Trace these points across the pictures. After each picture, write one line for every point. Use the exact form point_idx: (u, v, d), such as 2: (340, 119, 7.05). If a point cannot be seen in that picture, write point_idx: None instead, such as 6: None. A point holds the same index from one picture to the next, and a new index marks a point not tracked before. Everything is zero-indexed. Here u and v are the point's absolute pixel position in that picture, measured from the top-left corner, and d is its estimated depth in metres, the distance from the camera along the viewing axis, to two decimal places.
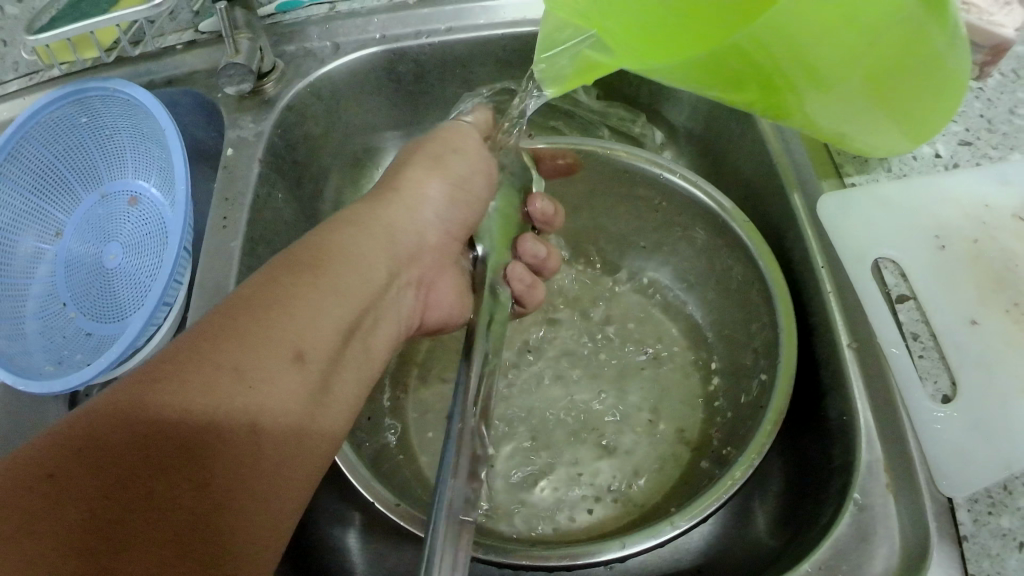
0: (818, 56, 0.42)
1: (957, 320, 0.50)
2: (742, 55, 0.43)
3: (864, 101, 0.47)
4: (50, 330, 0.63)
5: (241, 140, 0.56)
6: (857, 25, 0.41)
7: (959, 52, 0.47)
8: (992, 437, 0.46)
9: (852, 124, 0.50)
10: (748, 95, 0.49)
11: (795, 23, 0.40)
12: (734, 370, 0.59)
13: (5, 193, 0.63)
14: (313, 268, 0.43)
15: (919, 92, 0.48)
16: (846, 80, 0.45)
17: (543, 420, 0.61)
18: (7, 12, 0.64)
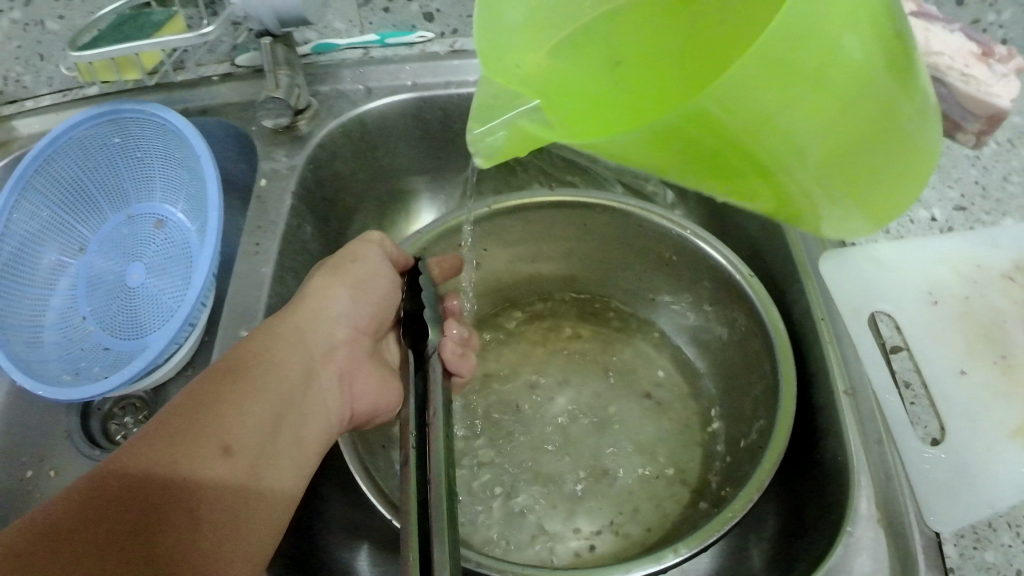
0: (780, 116, 0.39)
1: (948, 371, 0.54)
2: (697, 130, 0.39)
3: (828, 160, 0.43)
4: (67, 342, 0.64)
5: (274, 172, 0.58)
6: (813, 80, 0.38)
7: (915, 118, 0.45)
8: (976, 476, 0.50)
9: (823, 187, 0.46)
10: (719, 176, 0.45)
11: (749, 88, 0.37)
12: (735, 416, 0.60)
13: (32, 206, 0.66)
14: (244, 372, 0.45)
15: (889, 155, 0.45)
16: (812, 133, 0.41)
17: (546, 453, 0.61)
18: (48, 27, 0.67)
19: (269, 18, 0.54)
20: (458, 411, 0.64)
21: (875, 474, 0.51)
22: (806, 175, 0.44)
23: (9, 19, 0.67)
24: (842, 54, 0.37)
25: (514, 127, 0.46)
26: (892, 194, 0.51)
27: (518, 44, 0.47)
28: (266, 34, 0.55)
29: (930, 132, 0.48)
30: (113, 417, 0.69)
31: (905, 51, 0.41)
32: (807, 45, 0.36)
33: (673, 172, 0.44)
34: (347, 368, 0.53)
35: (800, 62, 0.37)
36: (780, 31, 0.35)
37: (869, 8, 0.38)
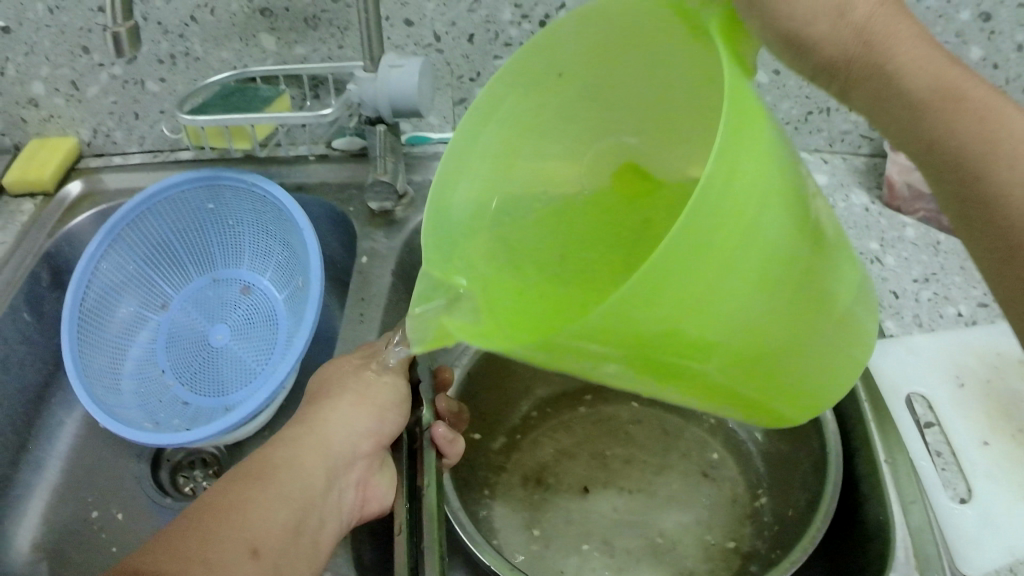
0: (714, 293, 0.36)
1: (972, 441, 0.57)
2: (622, 310, 0.34)
3: (739, 364, 0.41)
4: (145, 392, 0.67)
5: (374, 251, 0.63)
6: (763, 265, 0.37)
7: (849, 288, 0.46)
8: (1000, 531, 0.53)
9: (736, 379, 0.42)
10: (663, 370, 0.39)
11: (677, 259, 0.34)
12: (783, 487, 0.62)
13: (121, 257, 0.69)
14: (258, 479, 0.46)
15: (824, 338, 0.44)
16: (727, 326, 0.38)
17: (603, 515, 0.63)
18: (149, 89, 0.72)
19: (385, 106, 0.59)
20: (517, 477, 0.66)
21: (912, 528, 0.54)
22: (716, 370, 0.40)
23: (109, 74, 0.71)
24: (765, 237, 0.37)
25: (436, 320, 0.44)
26: (836, 364, 0.47)
27: (465, 224, 0.52)
28: (380, 121, 0.61)
29: (858, 309, 0.47)
30: (182, 470, 0.72)
31: (831, 250, 0.43)
32: (755, 239, 0.36)
33: (618, 370, 0.40)
34: (364, 476, 0.52)
35: (747, 249, 0.36)
36: (724, 211, 0.34)
37: (789, 208, 0.38)
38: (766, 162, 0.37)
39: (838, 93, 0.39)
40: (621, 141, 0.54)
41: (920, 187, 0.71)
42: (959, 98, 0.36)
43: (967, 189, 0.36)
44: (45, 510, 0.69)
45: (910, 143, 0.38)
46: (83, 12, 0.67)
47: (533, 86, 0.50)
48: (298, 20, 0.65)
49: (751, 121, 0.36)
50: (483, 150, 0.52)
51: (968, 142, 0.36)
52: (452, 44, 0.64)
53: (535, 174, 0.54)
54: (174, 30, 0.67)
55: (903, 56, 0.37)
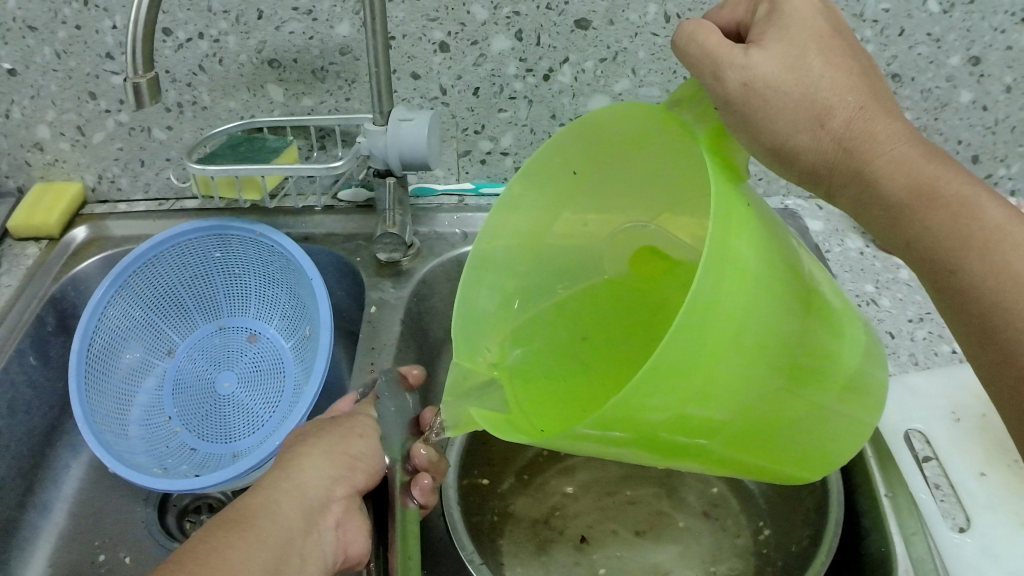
0: (712, 384, 0.37)
1: (969, 473, 0.58)
2: (624, 408, 0.36)
3: (743, 438, 0.42)
4: (152, 438, 0.67)
5: (382, 300, 0.64)
6: (760, 352, 0.38)
7: (862, 357, 0.46)
8: (1000, 558, 0.53)
9: (742, 451, 0.43)
10: (670, 449, 0.41)
11: (672, 358, 0.35)
12: (786, 525, 0.63)
13: (127, 303, 0.69)
14: (236, 526, 0.44)
15: (836, 408, 0.44)
16: (730, 409, 0.39)
17: (603, 555, 0.63)
18: (155, 136, 0.73)
19: (395, 159, 0.60)
20: (523, 518, 0.66)
21: (914, 559, 0.54)
22: (721, 446, 0.42)
23: (116, 120, 0.72)
24: (763, 329, 0.38)
25: (463, 413, 0.48)
26: (855, 434, 0.46)
27: (493, 314, 0.56)
28: (389, 173, 0.62)
29: (877, 375, 0.47)
30: (188, 514, 0.72)
31: (834, 325, 0.43)
32: (751, 328, 0.37)
33: (630, 452, 0.41)
34: (342, 518, 0.49)
35: (741, 340, 0.37)
36: (716, 310, 0.36)
37: (784, 293, 0.40)
38: (754, 252, 0.38)
39: (826, 192, 0.44)
40: (639, 225, 0.55)
41: None
42: (937, 195, 0.40)
43: (942, 277, 0.40)
44: (52, 554, 0.69)
45: (892, 237, 0.42)
46: (91, 58, 0.68)
47: (549, 183, 0.54)
48: (306, 72, 0.67)
49: (735, 216, 0.38)
50: (509, 242, 0.56)
51: (943, 236, 0.39)
52: (457, 98, 0.66)
53: (557, 262, 0.58)
54: (182, 78, 0.68)
55: (884, 162, 0.41)
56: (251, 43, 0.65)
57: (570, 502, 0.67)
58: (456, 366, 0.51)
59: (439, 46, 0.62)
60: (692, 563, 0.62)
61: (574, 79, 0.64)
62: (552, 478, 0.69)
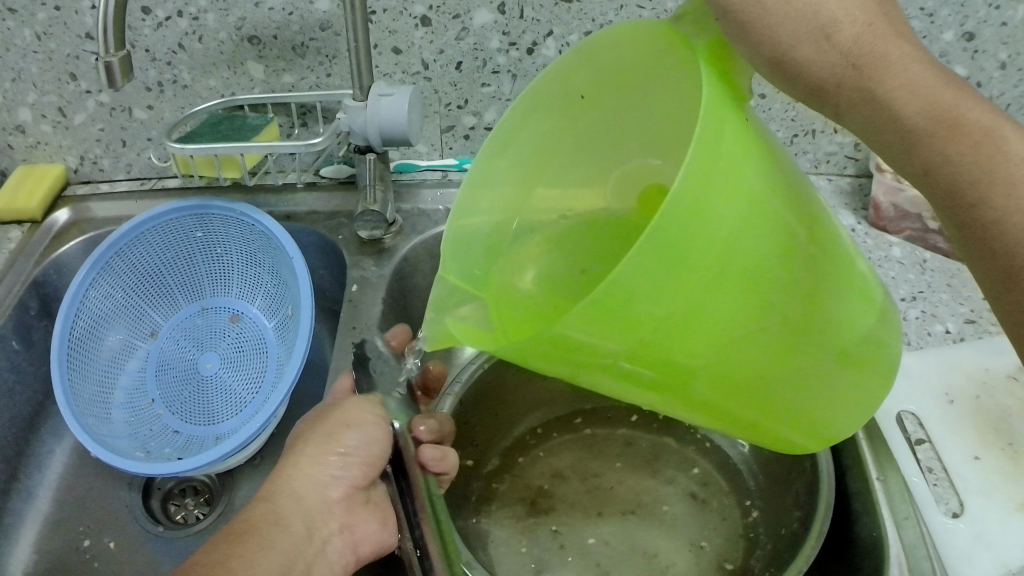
0: (688, 314, 0.35)
1: (962, 457, 0.57)
2: (588, 328, 0.34)
3: (724, 385, 0.40)
4: (135, 422, 0.67)
5: (364, 279, 0.63)
6: (746, 289, 0.36)
7: (868, 321, 0.43)
8: (992, 544, 0.52)
9: (725, 397, 0.41)
10: (642, 381, 0.39)
11: (642, 280, 0.33)
12: (775, 506, 0.62)
13: (109, 286, 0.68)
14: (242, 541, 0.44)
15: (830, 368, 0.42)
16: (709, 347, 0.37)
17: (587, 539, 0.62)
18: (136, 117, 0.72)
19: (374, 134, 0.59)
20: (508, 498, 0.65)
21: (906, 544, 0.53)
22: (701, 387, 0.40)
23: (96, 101, 0.71)
24: (747, 254, 0.35)
25: (443, 329, 0.45)
26: (843, 399, 0.45)
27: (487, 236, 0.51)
28: (370, 150, 0.61)
29: (881, 343, 0.45)
30: (173, 498, 0.71)
31: (842, 274, 0.41)
32: (738, 260, 0.35)
33: (603, 379, 0.40)
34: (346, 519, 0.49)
35: (721, 260, 0.34)
36: (696, 234, 0.33)
37: (782, 231, 0.37)
38: (751, 180, 0.35)
39: (833, 114, 0.37)
40: (644, 160, 0.50)
41: (907, 207, 0.72)
42: (957, 122, 0.35)
43: (962, 214, 0.35)
44: (38, 541, 0.68)
45: (905, 165, 0.37)
46: (71, 39, 0.67)
47: (553, 108, 0.49)
48: (287, 48, 0.66)
49: (733, 137, 0.35)
50: (510, 168, 0.51)
51: (959, 170, 0.35)
52: (440, 72, 0.65)
53: (563, 189, 0.52)
54: (162, 57, 0.67)
55: (897, 82, 0.35)
56: (231, 20, 0.64)
57: (555, 486, 0.66)
58: (441, 283, 0.48)
59: (421, 20, 0.61)
60: (681, 546, 0.61)
61: (559, 53, 0.63)
62: (539, 458, 0.68)
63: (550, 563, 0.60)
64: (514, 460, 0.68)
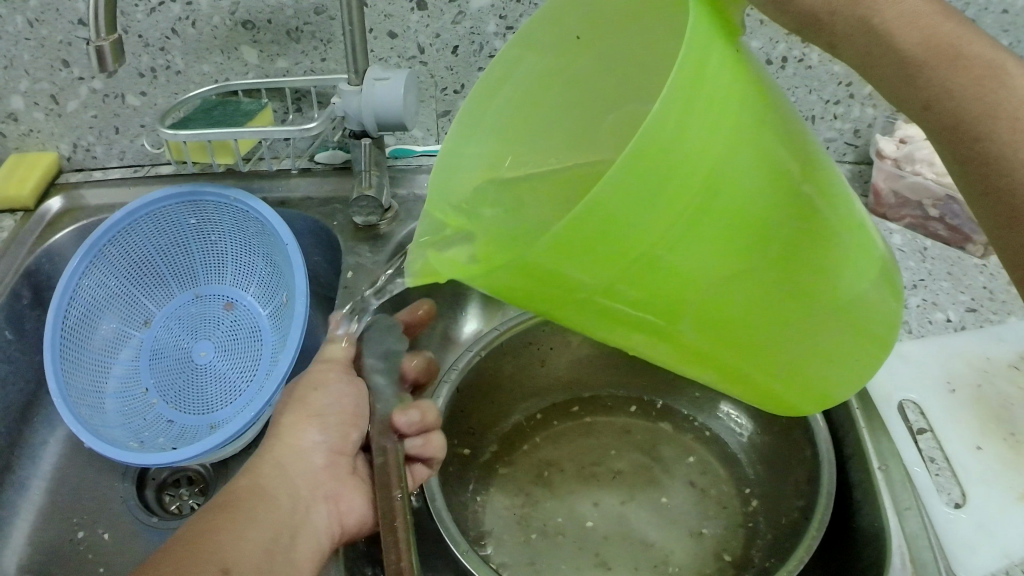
0: (666, 247, 0.34)
1: (965, 446, 0.56)
2: (563, 257, 0.34)
3: (707, 327, 0.39)
4: (129, 411, 0.66)
5: (360, 266, 0.63)
6: (728, 226, 0.35)
7: (861, 274, 0.42)
8: (994, 534, 0.51)
9: (708, 341, 0.40)
10: (621, 316, 0.38)
11: (620, 208, 0.32)
12: (775, 494, 0.61)
13: (102, 275, 0.68)
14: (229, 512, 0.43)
15: (819, 320, 0.42)
16: (690, 287, 0.37)
17: (585, 529, 0.61)
18: (129, 103, 0.71)
19: (369, 119, 0.58)
20: (505, 486, 0.65)
21: (907, 534, 0.52)
22: (682, 329, 0.39)
23: (89, 88, 0.70)
24: (730, 182, 0.34)
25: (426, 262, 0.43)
26: (830, 354, 0.44)
27: (474, 179, 0.52)
28: (365, 135, 0.60)
29: (874, 299, 0.44)
30: (167, 488, 0.71)
31: (835, 221, 0.40)
32: (720, 194, 0.34)
33: (583, 316, 0.39)
34: (336, 489, 0.49)
35: (704, 186, 0.34)
36: (679, 163, 0.32)
37: (769, 169, 0.36)
38: (739, 112, 0.35)
39: (827, 45, 0.37)
40: (640, 107, 0.49)
41: (908, 194, 0.71)
42: (957, 55, 0.35)
43: (965, 147, 0.35)
44: (31, 532, 0.67)
45: (905, 100, 0.36)
46: (63, 26, 0.66)
47: (548, 47, 0.48)
48: (280, 32, 0.65)
49: (723, 67, 0.34)
50: (498, 111, 0.51)
51: (963, 103, 0.35)
52: (435, 56, 0.64)
53: (554, 137, 0.52)
54: (154, 43, 0.66)
55: (894, 13, 0.35)
56: (225, 5, 0.63)
57: (553, 475, 0.65)
58: (427, 219, 0.47)
59: (417, 4, 0.61)
60: (679, 537, 0.61)
61: None
62: (536, 445, 0.68)
63: (548, 554, 0.60)
64: (510, 448, 0.68)
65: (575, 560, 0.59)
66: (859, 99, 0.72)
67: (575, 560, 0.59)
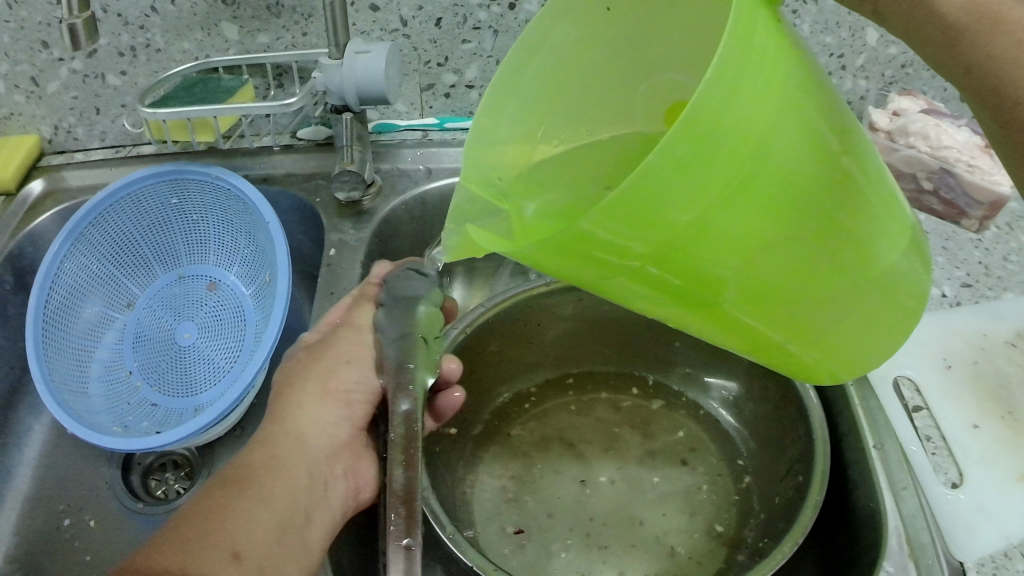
0: (717, 213, 0.33)
1: (962, 425, 0.55)
2: (611, 223, 0.32)
3: (751, 297, 0.38)
4: (113, 395, 0.65)
5: (343, 243, 0.63)
6: (776, 193, 0.34)
7: (899, 248, 0.41)
8: (993, 515, 0.50)
9: (747, 313, 0.39)
10: (660, 290, 0.37)
11: (672, 172, 0.31)
12: (767, 470, 0.60)
13: (83, 257, 0.67)
14: (239, 484, 0.43)
15: (860, 291, 0.40)
16: (735, 257, 0.35)
17: (573, 513, 0.60)
18: (109, 83, 0.70)
19: (351, 93, 0.57)
20: (490, 465, 0.64)
21: (904, 514, 0.50)
22: (726, 302, 0.38)
23: (69, 68, 0.69)
24: (778, 148, 0.33)
25: (465, 236, 0.45)
26: (865, 331, 0.43)
27: (507, 161, 0.49)
28: (346, 110, 0.60)
29: (909, 270, 0.42)
30: (153, 473, 0.69)
31: (875, 192, 0.38)
32: (771, 157, 0.33)
33: (622, 287, 0.38)
34: (351, 466, 0.50)
35: (753, 154, 0.32)
36: (733, 126, 0.31)
37: (814, 136, 0.34)
38: (786, 76, 0.33)
39: (871, 12, 0.38)
40: (673, 76, 0.48)
41: (901, 167, 0.69)
42: (999, 19, 0.33)
43: (1005, 111, 0.34)
44: (17, 520, 0.66)
45: (947, 64, 0.36)
46: (42, 7, 0.65)
47: (577, 21, 0.46)
48: (261, 8, 0.64)
49: (772, 27, 0.32)
50: (528, 87, 0.48)
51: (1007, 62, 0.33)
52: (418, 29, 0.63)
53: (588, 109, 0.50)
54: (134, 21, 0.65)
55: None
56: None
57: (537, 458, 0.64)
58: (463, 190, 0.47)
59: None
60: (671, 514, 0.60)
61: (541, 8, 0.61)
62: (526, 426, 0.67)
63: (541, 536, 0.58)
64: (499, 428, 0.67)
65: (568, 537, 0.58)
66: (851, 71, 0.71)
67: (569, 537, 0.58)
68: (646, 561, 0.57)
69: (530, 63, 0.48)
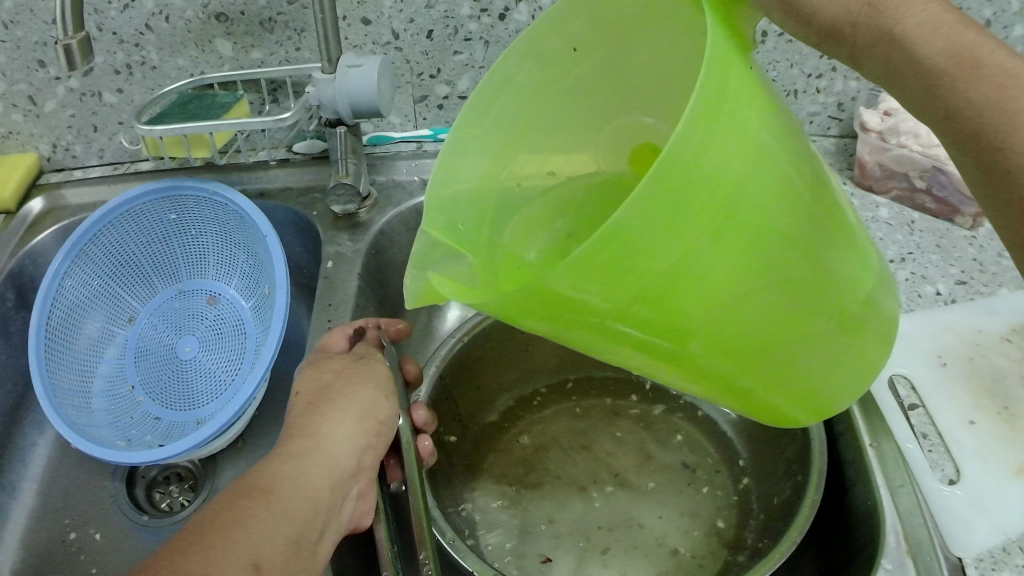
0: (690, 269, 0.33)
1: (958, 421, 0.55)
2: (580, 279, 0.32)
3: (722, 350, 0.38)
4: (116, 410, 0.65)
5: (340, 255, 0.63)
6: (746, 244, 0.34)
7: (866, 289, 0.41)
8: (991, 511, 0.50)
9: (720, 361, 0.39)
10: (632, 342, 0.37)
11: (644, 230, 0.31)
12: (765, 469, 0.61)
13: (84, 273, 0.67)
14: (264, 492, 0.42)
15: (829, 334, 0.41)
16: (706, 309, 0.35)
17: (575, 517, 0.60)
18: (106, 101, 0.71)
19: (344, 107, 0.58)
20: (492, 473, 0.64)
21: (902, 512, 0.51)
22: (696, 352, 0.38)
23: (66, 87, 0.70)
24: (748, 199, 0.33)
25: (427, 284, 0.44)
26: (836, 372, 0.43)
27: (471, 202, 0.49)
28: (340, 123, 0.60)
29: (875, 311, 0.43)
30: (157, 486, 0.70)
31: (842, 235, 0.39)
32: (741, 213, 0.33)
33: (590, 339, 0.38)
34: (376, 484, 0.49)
35: (721, 207, 0.32)
36: (702, 181, 0.31)
37: (783, 187, 0.35)
38: (755, 129, 0.34)
39: (848, 58, 0.38)
40: (638, 118, 0.49)
41: (893, 167, 0.69)
42: (981, 66, 0.35)
43: (986, 157, 0.35)
44: (23, 536, 0.67)
45: (927, 110, 0.37)
46: (38, 26, 0.66)
47: (546, 61, 0.47)
48: (254, 24, 0.65)
49: (739, 83, 0.33)
50: (496, 122, 0.49)
51: (985, 110, 0.34)
52: (411, 41, 0.63)
53: (555, 142, 0.51)
54: (129, 39, 0.66)
55: (917, 22, 0.36)
56: None
57: (538, 461, 0.65)
58: (424, 236, 0.47)
59: None
60: (671, 515, 0.60)
61: (531, 17, 0.62)
62: (526, 432, 0.68)
63: (541, 542, 0.59)
64: (498, 432, 0.68)
65: (569, 540, 0.59)
66: (842, 72, 0.71)
67: (569, 540, 0.59)
68: (647, 563, 0.57)
69: (499, 103, 0.49)
